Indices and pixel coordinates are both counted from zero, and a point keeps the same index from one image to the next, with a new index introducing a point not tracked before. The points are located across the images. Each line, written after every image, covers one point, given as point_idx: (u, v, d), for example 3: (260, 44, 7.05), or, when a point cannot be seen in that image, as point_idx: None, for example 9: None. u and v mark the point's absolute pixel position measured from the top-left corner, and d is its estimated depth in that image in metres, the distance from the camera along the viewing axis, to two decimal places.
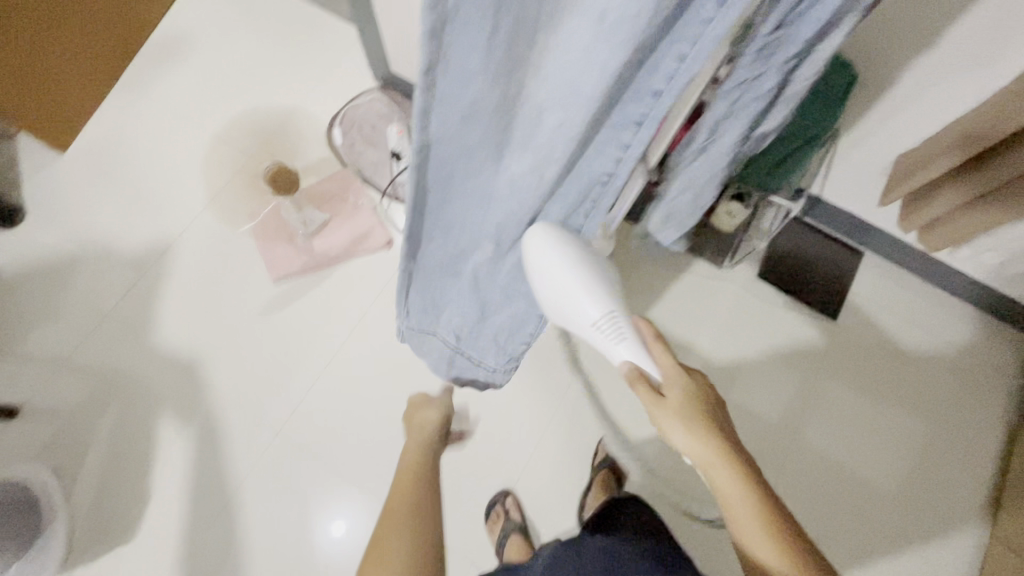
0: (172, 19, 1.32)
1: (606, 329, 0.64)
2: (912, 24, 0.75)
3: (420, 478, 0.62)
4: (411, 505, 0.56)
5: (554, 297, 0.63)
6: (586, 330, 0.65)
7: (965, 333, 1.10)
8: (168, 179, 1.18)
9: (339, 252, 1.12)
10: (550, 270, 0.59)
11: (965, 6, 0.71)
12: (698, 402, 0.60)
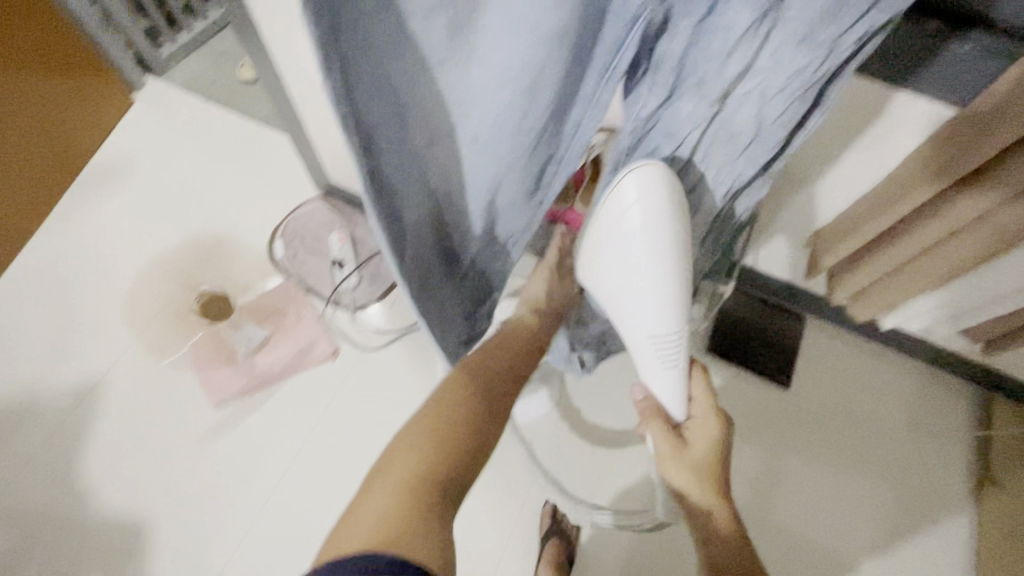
0: (110, 145, 1.34)
1: (661, 345, 0.62)
2: (830, 132, 0.77)
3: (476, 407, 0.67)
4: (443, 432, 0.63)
5: (625, 294, 0.60)
6: (643, 341, 0.63)
7: (913, 390, 1.11)
8: (103, 305, 1.16)
9: (282, 367, 1.10)
10: (641, 276, 0.56)
11: (870, 116, 0.72)
12: (716, 456, 0.70)
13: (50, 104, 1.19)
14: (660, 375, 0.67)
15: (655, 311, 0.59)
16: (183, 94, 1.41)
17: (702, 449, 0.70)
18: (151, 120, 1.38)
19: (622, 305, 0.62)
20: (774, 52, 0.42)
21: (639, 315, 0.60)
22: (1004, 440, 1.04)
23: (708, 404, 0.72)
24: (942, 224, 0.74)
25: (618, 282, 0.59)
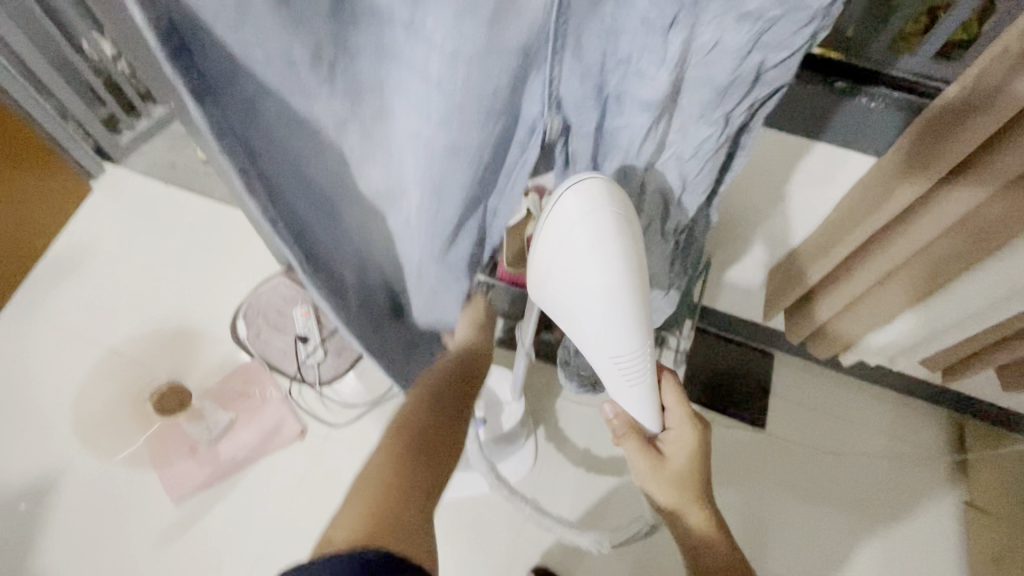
0: (68, 235, 1.33)
1: (628, 371, 0.49)
2: (763, 182, 0.82)
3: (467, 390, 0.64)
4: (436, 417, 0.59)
5: (575, 316, 0.45)
6: (606, 368, 0.49)
7: (885, 419, 1.12)
8: (56, 405, 1.12)
9: (247, 453, 1.06)
10: (595, 294, 0.41)
11: (797, 160, 0.76)
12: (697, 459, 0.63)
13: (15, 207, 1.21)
14: (632, 395, 0.53)
15: (619, 332, 0.44)
16: (144, 179, 1.42)
17: (680, 456, 0.62)
18: (111, 207, 1.37)
19: (575, 329, 0.47)
20: (681, 130, 0.45)
21: (597, 343, 0.46)
22: (980, 462, 1.04)
23: (683, 404, 0.63)
24: (888, 258, 0.73)
25: (563, 301, 0.45)
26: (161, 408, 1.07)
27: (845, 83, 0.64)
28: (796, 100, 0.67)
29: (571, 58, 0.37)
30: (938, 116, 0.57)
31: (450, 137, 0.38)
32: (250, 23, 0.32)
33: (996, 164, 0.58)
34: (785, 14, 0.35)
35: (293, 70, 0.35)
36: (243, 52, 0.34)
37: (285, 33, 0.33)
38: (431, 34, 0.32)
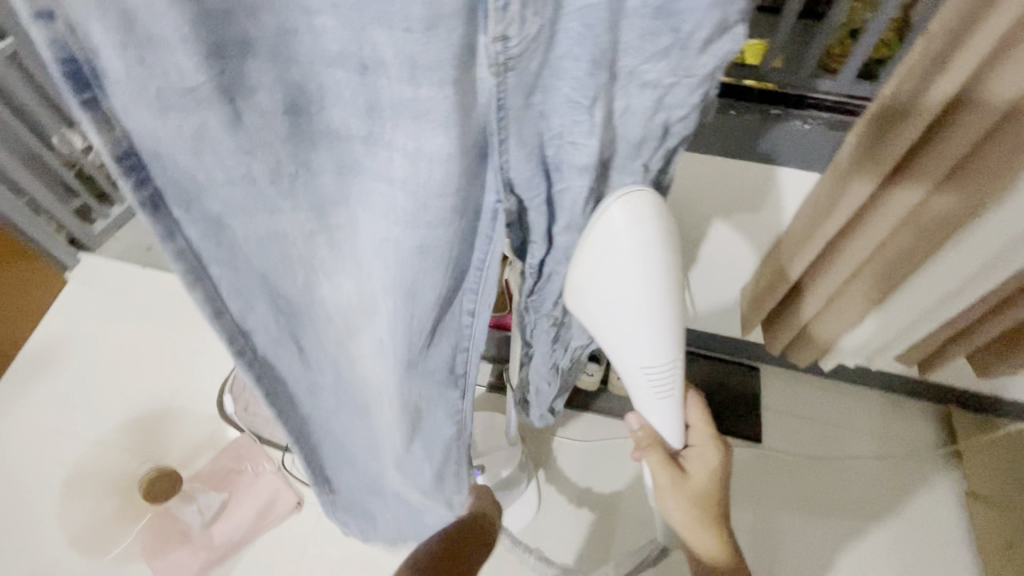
0: (42, 329, 1.32)
1: (657, 378, 0.49)
2: (718, 205, 0.86)
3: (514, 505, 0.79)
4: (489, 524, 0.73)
5: (608, 324, 0.45)
6: (635, 374, 0.48)
7: (875, 421, 1.14)
8: (38, 508, 1.07)
9: (242, 533, 1.03)
10: (636, 298, 0.42)
11: (749, 183, 0.81)
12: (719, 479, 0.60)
13: None
14: (657, 406, 0.53)
15: (650, 337, 0.45)
16: (118, 264, 1.42)
17: (702, 476, 0.60)
18: (86, 296, 1.37)
19: (605, 338, 0.47)
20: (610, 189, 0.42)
21: (628, 349, 0.46)
22: (972, 450, 1.06)
23: (705, 421, 0.60)
24: (846, 260, 0.77)
25: (595, 310, 0.45)
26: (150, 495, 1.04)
27: (779, 109, 0.71)
28: (739, 127, 0.73)
29: (516, 142, 0.34)
30: (868, 129, 0.62)
31: (418, 236, 0.35)
32: (209, 146, 0.30)
33: (925, 156, 0.62)
34: (680, 79, 0.34)
35: (253, 188, 0.33)
36: (204, 175, 0.31)
37: (245, 155, 0.31)
38: (388, 137, 0.31)
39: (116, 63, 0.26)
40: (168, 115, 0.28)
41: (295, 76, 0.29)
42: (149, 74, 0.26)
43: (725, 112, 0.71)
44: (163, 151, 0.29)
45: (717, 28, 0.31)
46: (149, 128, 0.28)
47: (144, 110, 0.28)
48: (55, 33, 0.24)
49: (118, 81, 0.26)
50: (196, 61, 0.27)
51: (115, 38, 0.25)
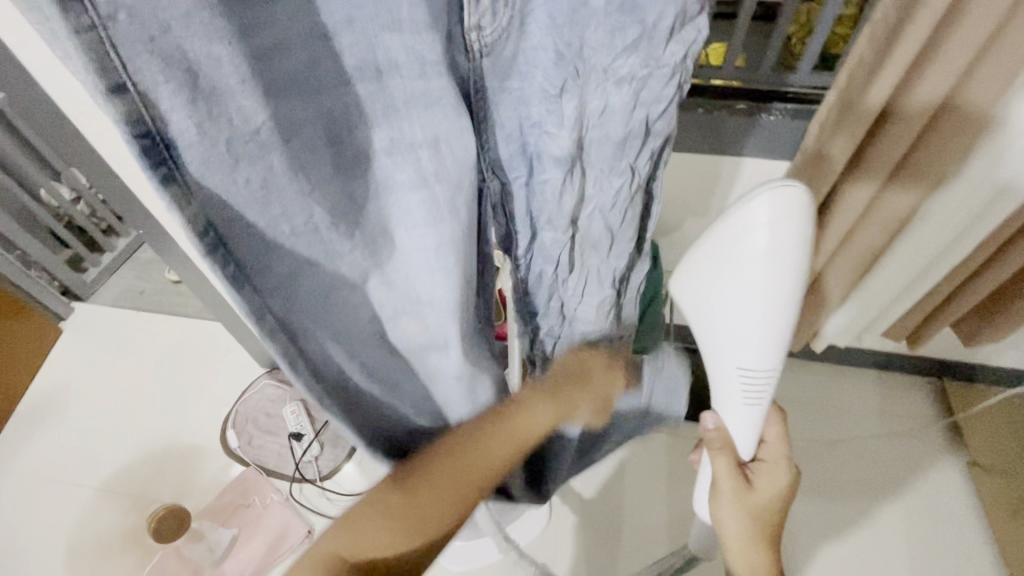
0: (40, 381, 1.31)
1: (751, 386, 0.48)
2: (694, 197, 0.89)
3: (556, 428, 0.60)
4: (491, 460, 0.55)
5: (715, 318, 0.45)
6: (727, 373, 0.48)
7: (873, 400, 1.16)
8: (46, 558, 1.06)
9: (254, 567, 1.03)
10: (757, 305, 0.41)
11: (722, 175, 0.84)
12: (777, 498, 0.55)
13: None
14: (740, 417, 0.51)
15: (758, 346, 0.44)
16: (113, 310, 1.42)
17: (766, 493, 0.54)
18: (83, 344, 1.37)
19: (709, 330, 0.47)
20: (596, 183, 0.42)
21: (732, 349, 0.46)
22: (968, 420, 1.09)
23: (779, 446, 0.56)
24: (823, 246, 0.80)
25: (706, 299, 0.45)
26: (156, 534, 1.02)
27: (745, 104, 0.75)
28: (710, 125, 0.76)
29: (496, 129, 0.38)
30: (827, 118, 0.65)
31: (442, 229, 0.38)
32: (273, 194, 0.32)
33: (874, 152, 0.67)
34: (652, 71, 0.34)
35: (315, 233, 0.35)
36: (263, 217, 0.32)
37: (302, 193, 0.33)
38: (407, 133, 0.33)
39: (187, 126, 0.26)
40: (236, 170, 0.29)
41: (330, 102, 0.31)
42: (219, 128, 0.27)
43: (694, 111, 0.75)
44: (225, 203, 0.30)
45: (679, 19, 0.32)
46: (216, 185, 0.29)
47: (217, 167, 0.28)
48: (131, 108, 0.24)
49: (187, 145, 0.27)
50: (257, 103, 0.28)
51: (183, 98, 0.25)
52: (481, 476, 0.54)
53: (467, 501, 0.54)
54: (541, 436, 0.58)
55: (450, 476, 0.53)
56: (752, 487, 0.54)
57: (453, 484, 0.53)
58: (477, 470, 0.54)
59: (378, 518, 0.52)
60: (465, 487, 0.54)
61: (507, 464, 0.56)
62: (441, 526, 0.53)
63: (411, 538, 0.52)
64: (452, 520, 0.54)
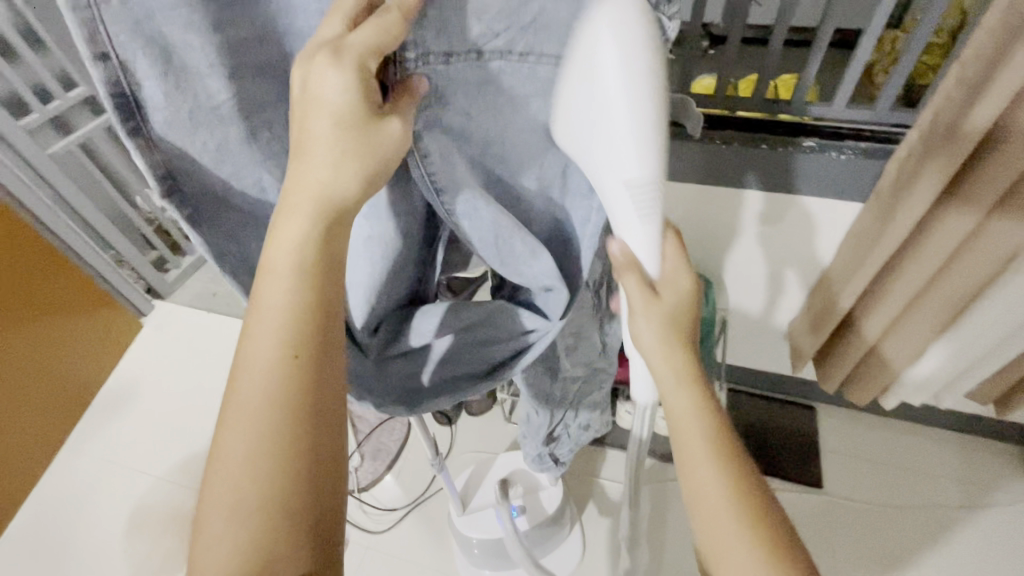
0: (116, 375, 1.43)
1: (639, 200, 0.34)
2: (743, 230, 0.87)
3: (335, 225, 0.34)
4: (267, 366, 0.34)
5: (581, 119, 0.32)
6: (619, 204, 0.35)
7: (956, 465, 1.05)
8: (108, 541, 1.14)
9: None
10: (603, 56, 0.29)
11: (779, 206, 0.80)
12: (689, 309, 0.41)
13: (74, 352, 1.33)
14: (641, 238, 0.36)
15: (631, 149, 0.32)
16: (186, 312, 1.53)
17: (673, 306, 0.40)
18: (156, 342, 1.48)
19: (576, 141, 0.34)
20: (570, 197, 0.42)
21: (608, 160, 0.33)
22: None
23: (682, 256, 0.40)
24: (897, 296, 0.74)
25: (563, 106, 0.33)
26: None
27: (813, 142, 0.71)
28: (773, 164, 0.73)
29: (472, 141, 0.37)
30: (902, 164, 0.63)
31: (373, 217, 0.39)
32: (229, 159, 0.32)
33: (970, 184, 0.60)
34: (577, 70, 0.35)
35: (263, 196, 0.35)
36: (225, 186, 0.34)
37: (261, 165, 0.34)
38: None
39: (157, 93, 0.28)
40: (196, 133, 0.31)
41: None
42: (184, 99, 0.29)
43: (757, 147, 0.72)
44: (190, 168, 0.32)
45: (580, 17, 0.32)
46: (182, 149, 0.31)
47: (179, 131, 0.30)
48: (111, 71, 0.27)
49: (157, 109, 0.29)
50: (224, 83, 0.30)
51: (156, 69, 0.28)
52: (277, 398, 0.34)
53: (288, 436, 0.34)
54: (321, 263, 0.34)
55: (237, 434, 0.34)
56: (659, 302, 0.39)
57: (249, 437, 0.34)
58: (264, 396, 0.34)
59: (211, 550, 0.34)
60: (265, 425, 0.33)
61: (298, 349, 0.34)
62: (268, 485, 0.33)
63: (240, 536, 0.33)
64: (291, 464, 0.34)
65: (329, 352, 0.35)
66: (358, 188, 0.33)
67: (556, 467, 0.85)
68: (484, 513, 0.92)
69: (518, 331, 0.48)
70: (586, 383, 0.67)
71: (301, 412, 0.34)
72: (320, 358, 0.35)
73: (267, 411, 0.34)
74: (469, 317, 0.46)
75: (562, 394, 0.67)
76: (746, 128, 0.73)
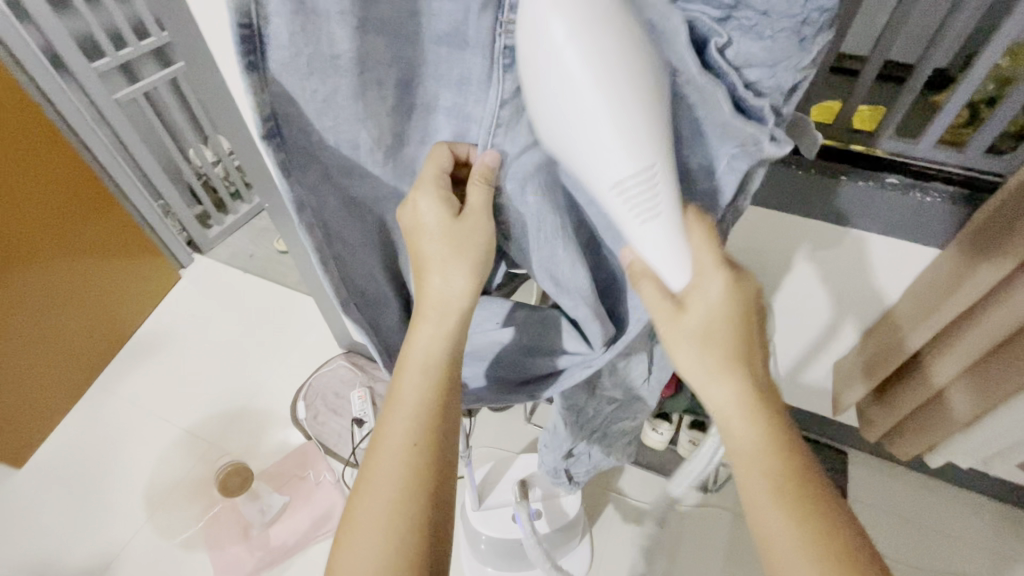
0: (150, 321, 1.46)
1: (634, 195, 0.31)
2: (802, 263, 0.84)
3: (464, 314, 0.40)
4: (408, 433, 0.40)
5: (556, 117, 0.30)
6: (613, 204, 0.32)
7: (994, 536, 1.00)
8: (127, 482, 1.17)
9: (297, 539, 1.08)
10: (554, 43, 0.28)
11: (849, 246, 0.77)
12: (740, 309, 0.38)
13: (118, 290, 1.37)
14: (655, 236, 0.33)
15: (611, 135, 0.29)
16: (224, 269, 1.55)
17: (707, 319, 0.37)
18: (192, 294, 1.50)
19: (561, 145, 0.31)
20: None
21: (595, 156, 0.30)
22: None
23: (714, 246, 0.36)
24: (954, 359, 0.73)
25: (537, 94, 0.30)
26: (225, 490, 1.04)
27: (898, 180, 0.67)
28: (848, 197, 0.69)
29: None
30: (985, 224, 0.60)
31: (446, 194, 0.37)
32: (332, 112, 0.32)
33: None
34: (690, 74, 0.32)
35: (357, 155, 0.35)
36: (323, 139, 0.33)
37: (359, 123, 0.33)
38: (470, 111, 0.35)
39: (281, 31, 0.28)
40: (309, 79, 0.30)
41: (410, 56, 0.32)
42: (307, 42, 0.29)
43: (838, 178, 0.67)
44: (295, 115, 0.31)
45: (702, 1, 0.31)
46: (290, 93, 0.30)
47: (293, 73, 0.30)
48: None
49: (280, 47, 0.28)
50: (349, 32, 0.29)
51: (287, 5, 0.27)
52: (412, 465, 0.39)
53: (422, 496, 0.39)
54: (452, 352, 0.41)
55: (382, 492, 0.39)
56: (687, 318, 0.37)
57: (391, 491, 0.39)
58: (401, 464, 0.39)
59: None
60: (406, 483, 0.39)
61: (435, 424, 0.41)
62: (409, 533, 0.38)
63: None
64: (424, 514, 0.39)
65: (453, 420, 0.42)
66: (470, 289, 0.39)
67: (569, 485, 0.81)
68: (499, 511, 0.91)
69: (557, 349, 0.47)
70: (621, 406, 0.64)
71: (431, 472, 0.40)
72: (443, 435, 0.41)
73: (409, 474, 0.39)
74: (522, 318, 0.47)
75: (595, 413, 0.64)
76: (827, 157, 0.68)
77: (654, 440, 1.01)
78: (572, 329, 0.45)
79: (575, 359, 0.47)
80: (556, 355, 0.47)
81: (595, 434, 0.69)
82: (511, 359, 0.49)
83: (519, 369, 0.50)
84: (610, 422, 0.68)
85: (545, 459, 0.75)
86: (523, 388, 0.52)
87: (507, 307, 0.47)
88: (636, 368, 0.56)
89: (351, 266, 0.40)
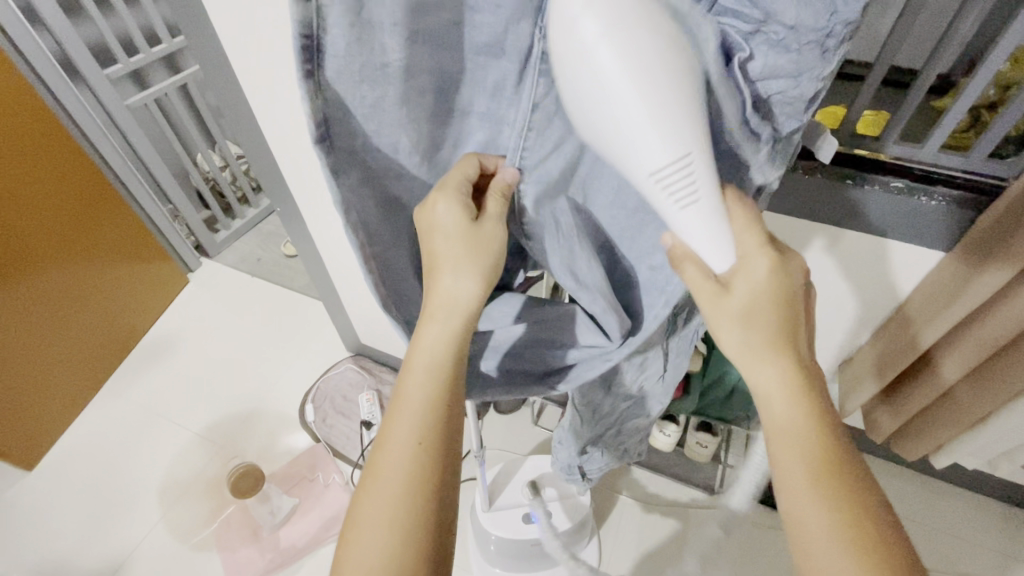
0: (159, 324, 1.47)
1: (670, 182, 0.31)
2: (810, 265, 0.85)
3: (469, 318, 0.41)
4: (412, 433, 0.41)
5: (592, 112, 0.30)
6: (652, 193, 0.32)
7: (999, 538, 1.00)
8: (138, 485, 1.18)
9: (306, 541, 1.09)
10: (587, 38, 0.27)
11: (856, 247, 0.78)
12: (782, 293, 0.39)
13: (128, 292, 1.38)
14: (695, 224, 0.33)
15: (648, 122, 0.29)
16: (233, 273, 1.56)
17: (750, 298, 0.38)
18: (201, 297, 1.52)
19: (597, 141, 0.31)
20: None
21: (632, 145, 0.30)
22: None
23: (755, 228, 0.36)
24: (960, 360, 0.73)
25: (570, 94, 0.30)
26: (237, 491, 1.04)
27: (902, 183, 0.68)
28: (852, 199, 0.70)
29: None
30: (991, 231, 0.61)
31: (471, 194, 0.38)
32: (378, 117, 0.33)
33: None
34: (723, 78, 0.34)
35: (395, 157, 0.36)
36: (366, 142, 0.34)
37: (401, 127, 0.34)
38: (503, 115, 0.36)
39: (338, 42, 0.29)
40: (360, 86, 0.31)
41: (452, 63, 0.34)
42: (360, 52, 0.30)
43: (841, 181, 0.69)
44: (342, 120, 0.33)
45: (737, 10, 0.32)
46: (340, 99, 0.32)
47: (346, 81, 0.31)
48: (306, 12, 0.27)
49: (335, 56, 0.30)
50: (399, 43, 0.31)
51: (345, 17, 0.28)
52: (415, 464, 0.40)
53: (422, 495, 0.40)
54: (457, 353, 0.41)
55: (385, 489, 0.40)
56: (731, 299, 0.37)
57: (394, 488, 0.40)
58: (405, 462, 0.40)
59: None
60: (408, 482, 0.40)
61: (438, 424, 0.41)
62: (409, 533, 0.39)
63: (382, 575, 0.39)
64: (426, 513, 0.40)
65: (457, 417, 0.43)
66: (477, 292, 0.40)
67: (582, 482, 0.82)
68: (510, 512, 0.92)
69: (573, 343, 0.49)
70: (635, 404, 0.65)
71: (434, 472, 0.41)
72: (445, 437, 0.42)
73: (412, 475, 0.40)
74: (539, 315, 0.48)
75: (611, 410, 0.65)
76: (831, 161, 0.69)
77: (662, 442, 1.02)
78: (586, 320, 0.47)
79: (592, 351, 0.48)
80: (575, 347, 0.49)
81: (609, 431, 0.70)
82: (528, 353, 0.51)
83: (535, 362, 0.51)
84: (624, 420, 0.69)
85: (558, 454, 0.76)
86: (538, 381, 0.53)
87: (526, 302, 0.48)
88: (651, 365, 0.57)
89: (387, 267, 0.41)
